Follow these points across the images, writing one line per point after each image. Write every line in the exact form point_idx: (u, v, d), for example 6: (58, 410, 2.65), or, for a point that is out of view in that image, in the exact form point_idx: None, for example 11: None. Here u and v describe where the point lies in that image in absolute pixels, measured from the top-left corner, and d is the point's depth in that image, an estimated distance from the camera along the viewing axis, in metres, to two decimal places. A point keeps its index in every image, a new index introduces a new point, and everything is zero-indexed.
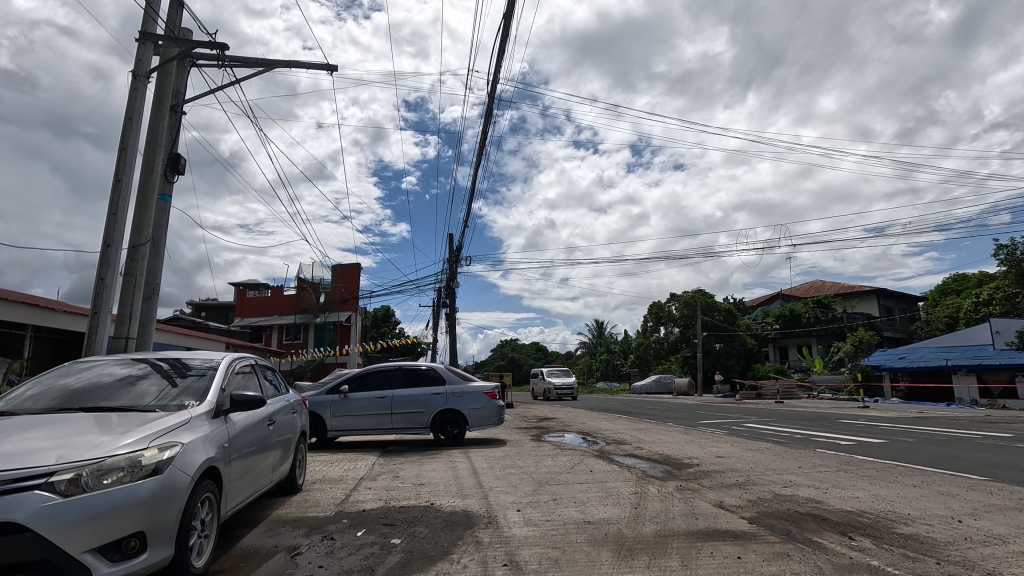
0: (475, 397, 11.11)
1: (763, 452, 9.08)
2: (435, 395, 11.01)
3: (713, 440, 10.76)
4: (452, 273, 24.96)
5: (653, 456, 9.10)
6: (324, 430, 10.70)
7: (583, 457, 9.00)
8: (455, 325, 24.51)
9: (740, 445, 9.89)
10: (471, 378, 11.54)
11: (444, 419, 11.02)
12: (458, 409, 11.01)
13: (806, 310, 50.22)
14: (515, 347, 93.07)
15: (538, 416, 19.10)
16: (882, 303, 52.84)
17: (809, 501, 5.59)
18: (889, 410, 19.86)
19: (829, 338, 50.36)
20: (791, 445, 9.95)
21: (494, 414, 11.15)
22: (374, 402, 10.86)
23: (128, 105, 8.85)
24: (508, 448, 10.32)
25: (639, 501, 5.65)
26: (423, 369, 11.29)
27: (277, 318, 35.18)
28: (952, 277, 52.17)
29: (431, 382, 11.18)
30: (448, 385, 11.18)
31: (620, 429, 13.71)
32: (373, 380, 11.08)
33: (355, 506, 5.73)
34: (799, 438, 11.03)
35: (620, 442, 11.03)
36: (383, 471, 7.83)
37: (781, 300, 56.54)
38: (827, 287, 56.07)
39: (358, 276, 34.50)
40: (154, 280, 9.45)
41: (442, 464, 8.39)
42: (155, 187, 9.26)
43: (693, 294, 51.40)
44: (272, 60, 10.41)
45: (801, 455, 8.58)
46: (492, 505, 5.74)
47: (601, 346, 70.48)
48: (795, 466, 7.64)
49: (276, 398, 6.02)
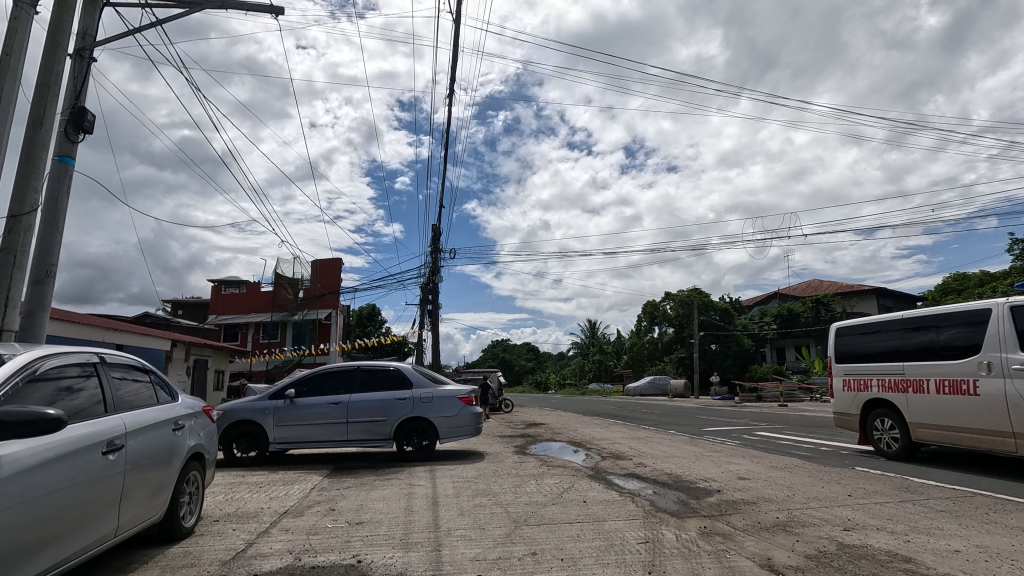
0: (447, 403, 9.41)
1: (793, 471, 7.47)
2: (399, 401, 9.28)
3: (727, 455, 9.12)
4: (434, 266, 23.27)
5: (660, 476, 7.46)
6: (265, 442, 8.94)
7: (574, 478, 7.34)
8: (437, 323, 22.88)
9: (761, 462, 8.27)
10: (443, 381, 9.83)
11: (410, 429, 9.28)
12: (428, 418, 9.29)
13: (804, 310, 48.86)
14: (506, 347, 91.66)
15: (526, 421, 17.51)
16: (882, 303, 51.56)
17: (896, 560, 3.92)
18: None
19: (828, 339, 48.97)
20: (822, 462, 8.33)
21: (469, 423, 9.46)
22: (328, 408, 9.12)
23: (6, 39, 7.04)
24: (485, 465, 8.66)
25: (653, 562, 3.97)
26: (387, 370, 9.59)
27: (254, 316, 33.29)
28: (953, 276, 50.96)
29: (396, 385, 9.47)
30: (416, 388, 9.47)
31: (618, 440, 12.03)
32: (326, 383, 9.33)
33: (246, 568, 4.00)
34: (826, 452, 9.42)
35: (618, 457, 9.36)
36: (321, 500, 6.15)
37: (779, 299, 55.09)
38: (824, 286, 54.79)
39: (339, 271, 32.78)
40: (49, 259, 7.68)
41: (398, 488, 6.73)
42: (46, 144, 7.50)
43: (688, 293, 49.90)
44: (203, 0, 8.68)
45: (842, 477, 6.94)
46: (444, 563, 4.03)
47: (594, 346, 68.99)
48: (846, 495, 5.99)
49: (142, 410, 4.29)
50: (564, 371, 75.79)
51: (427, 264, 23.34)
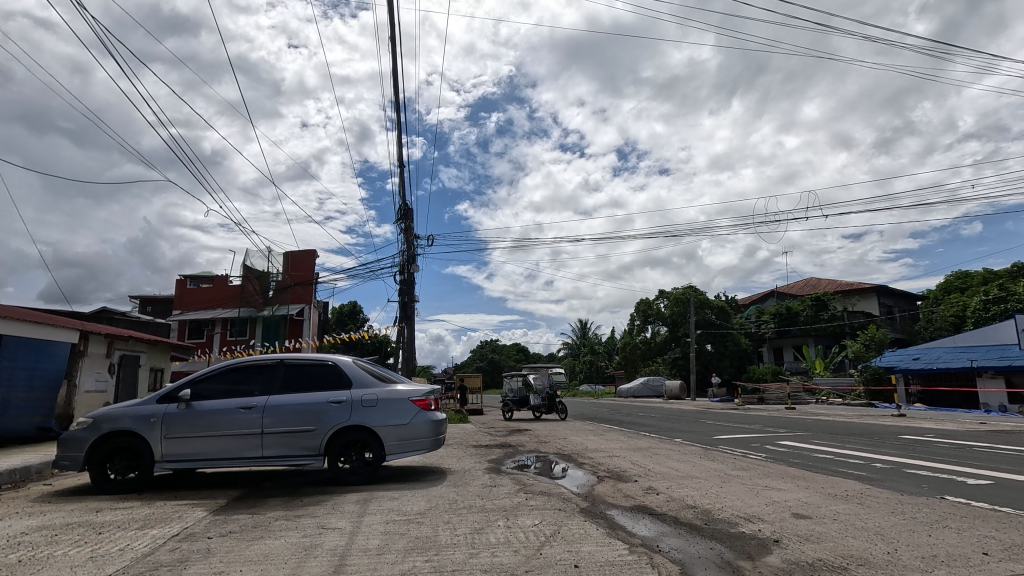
0: (396, 406, 7.24)
1: (867, 506, 5.35)
2: (332, 405, 7.08)
3: (760, 476, 7.01)
4: (410, 254, 21.15)
5: (681, 512, 5.33)
6: (152, 459, 6.71)
7: (560, 516, 5.18)
8: (412, 318, 20.66)
9: (812, 488, 6.15)
10: (393, 379, 7.66)
11: (349, 441, 7.08)
12: (371, 427, 7.09)
13: (802, 308, 47.04)
14: (495, 348, 89.59)
15: (509, 428, 15.36)
16: (882, 301, 49.76)
17: None
18: (935, 419, 16.24)
19: (829, 339, 47.21)
20: (890, 486, 6.24)
21: (425, 433, 7.29)
22: (237, 414, 6.91)
23: None
24: (442, 490, 6.51)
25: None
26: (320, 364, 7.41)
27: (220, 311, 30.98)
28: (954, 275, 49.35)
29: (329, 384, 7.28)
30: (356, 389, 7.28)
31: (616, 451, 9.91)
32: (237, 381, 7.14)
33: None
34: (884, 471, 7.31)
35: (618, 478, 7.22)
36: (164, 563, 3.94)
37: (777, 298, 53.22)
38: (822, 284, 53.05)
39: (311, 262, 30.54)
40: None
41: (298, 537, 4.54)
42: None
43: (684, 290, 48.02)
44: None
45: (946, 516, 4.82)
46: None
47: (585, 346, 67.03)
48: (981, 554, 3.86)
49: None
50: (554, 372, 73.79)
51: (400, 253, 21.22)
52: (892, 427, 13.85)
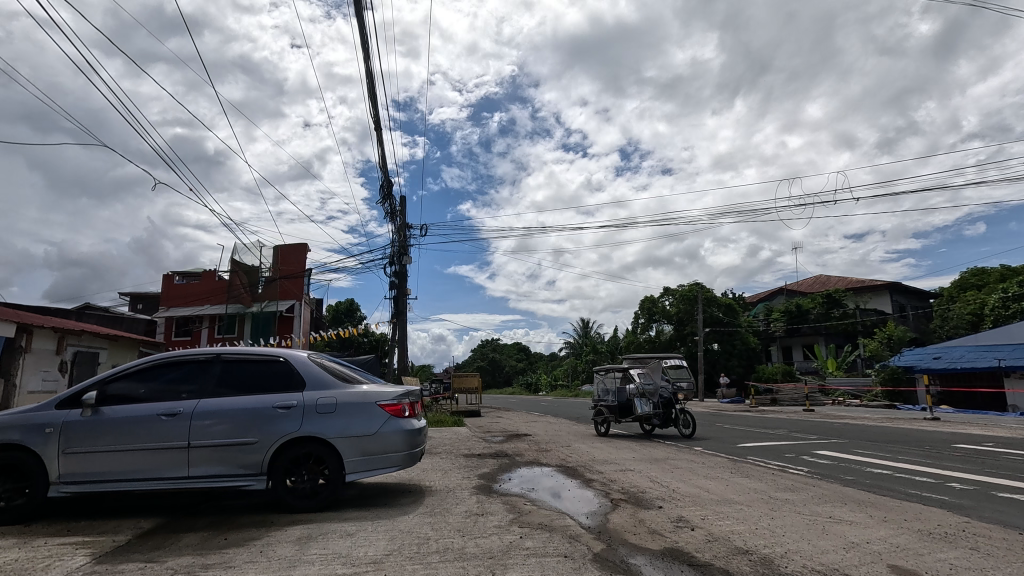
0: (358, 414, 5.82)
1: (995, 557, 3.84)
2: (278, 412, 5.68)
3: (818, 503, 5.53)
4: (402, 245, 19.78)
5: (732, 563, 3.85)
6: (47, 480, 5.32)
7: (566, 569, 3.72)
8: (403, 313, 19.24)
9: (899, 524, 4.65)
10: (357, 381, 6.24)
11: (300, 457, 5.67)
12: (329, 439, 5.68)
13: (813, 306, 45.51)
14: (496, 347, 88.25)
15: (506, 433, 13.93)
16: (895, 299, 48.08)
17: None
18: (977, 424, 14.65)
19: (841, 338, 45.58)
20: (999, 521, 4.74)
21: (394, 446, 5.87)
22: (157, 424, 5.50)
23: None
24: (410, 522, 5.06)
25: None
26: (265, 361, 5.98)
27: (208, 308, 29.62)
28: (970, 271, 47.62)
29: (276, 387, 5.86)
30: (310, 391, 5.86)
31: (630, 464, 8.48)
32: (159, 382, 5.74)
33: None
34: (970, 495, 5.83)
35: (638, 503, 5.77)
36: None
37: (785, 295, 51.59)
38: (833, 281, 51.38)
39: (301, 256, 29.19)
40: None
41: None
42: None
43: (690, 287, 46.64)
44: None
45: None
46: None
47: (587, 346, 65.61)
48: None
49: None
50: (556, 372, 72.36)
51: (391, 244, 19.83)
52: (936, 433, 12.32)
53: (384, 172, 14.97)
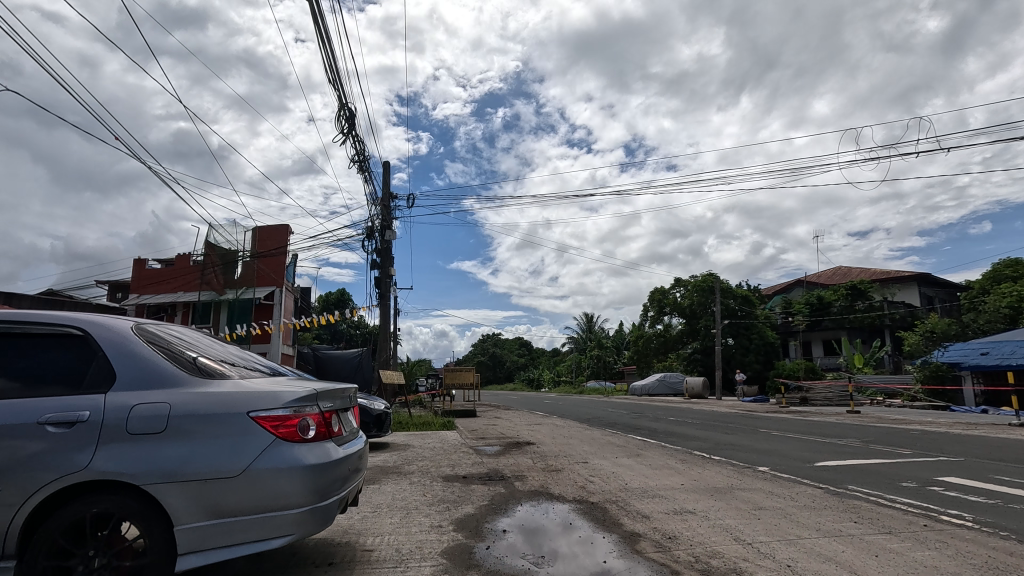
0: (212, 433, 3.07)
1: None
2: (48, 431, 2.93)
3: None
4: (385, 219, 17.04)
5: None
6: None
7: None
8: (385, 297, 16.48)
9: None
10: (222, 375, 3.49)
11: (91, 523, 2.90)
12: (148, 487, 2.94)
13: (836, 298, 42.62)
14: (498, 342, 85.80)
15: (505, 441, 11.22)
16: (924, 291, 44.91)
17: None
18: None
19: (865, 332, 42.53)
20: None
21: (283, 494, 3.10)
22: None
23: None
24: None
25: None
26: (51, 338, 3.26)
27: (182, 296, 26.99)
28: (1004, 261, 44.29)
29: (58, 386, 3.12)
30: (122, 392, 3.12)
31: (686, 502, 5.71)
32: None
33: None
34: None
35: None
36: None
37: (804, 288, 48.45)
38: (855, 272, 48.31)
39: (282, 236, 26.47)
40: None
41: None
42: None
43: (704, 278, 43.89)
44: None
45: None
46: None
47: (592, 341, 62.93)
48: None
49: None
50: (560, 367, 69.86)
51: (374, 216, 17.07)
52: None
53: (351, 124, 12.13)
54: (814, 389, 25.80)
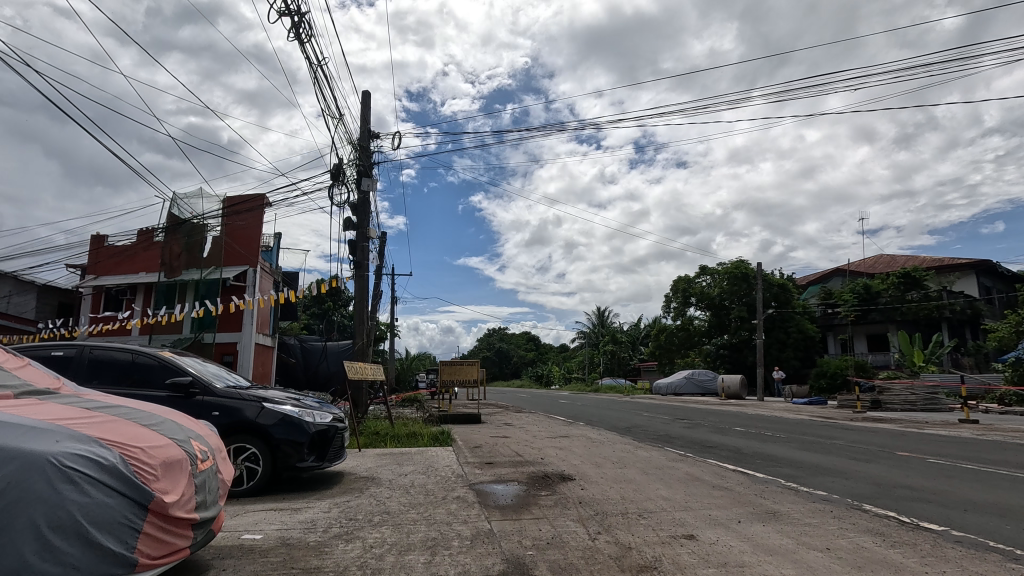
0: None
1: None
2: None
3: None
4: (362, 163, 12.91)
5: None
6: None
7: None
8: (360, 265, 12.41)
9: None
10: None
11: None
12: None
13: (885, 287, 38.13)
14: (505, 337, 81.57)
15: (525, 474, 7.11)
16: (982, 281, 40.22)
17: None
18: None
19: (918, 325, 37.91)
20: None
21: None
22: None
23: None
24: None
25: None
26: None
27: (141, 278, 22.99)
28: None
29: None
30: None
31: None
32: None
33: None
34: None
35: None
36: None
37: (846, 277, 43.81)
38: (901, 260, 43.76)
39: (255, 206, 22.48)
40: None
41: None
42: None
43: (735, 264, 39.67)
44: None
45: None
46: None
47: (605, 335, 58.64)
48: None
49: None
50: (570, 363, 65.70)
51: (349, 161, 13.00)
52: None
53: None
54: (891, 390, 21.26)
